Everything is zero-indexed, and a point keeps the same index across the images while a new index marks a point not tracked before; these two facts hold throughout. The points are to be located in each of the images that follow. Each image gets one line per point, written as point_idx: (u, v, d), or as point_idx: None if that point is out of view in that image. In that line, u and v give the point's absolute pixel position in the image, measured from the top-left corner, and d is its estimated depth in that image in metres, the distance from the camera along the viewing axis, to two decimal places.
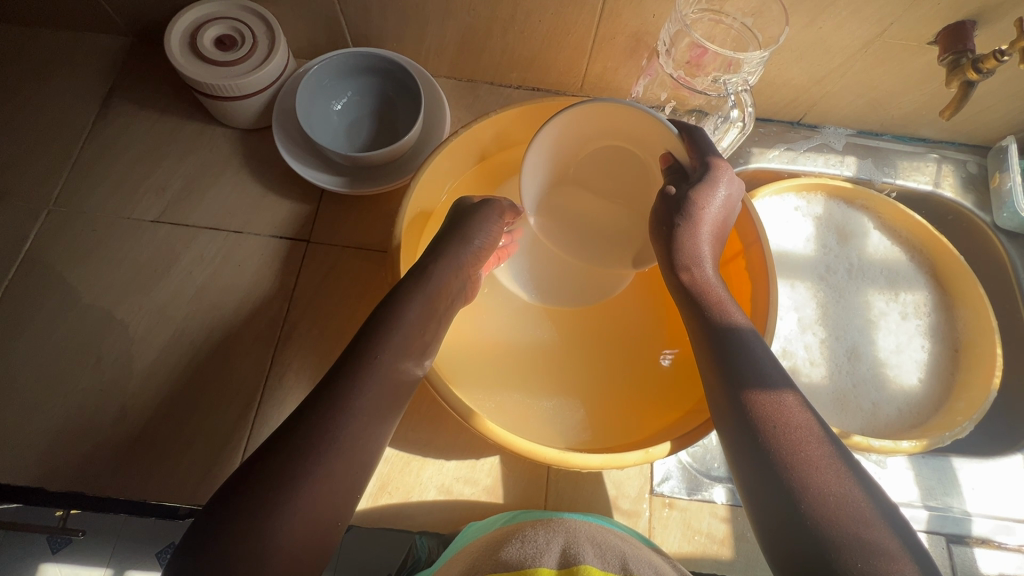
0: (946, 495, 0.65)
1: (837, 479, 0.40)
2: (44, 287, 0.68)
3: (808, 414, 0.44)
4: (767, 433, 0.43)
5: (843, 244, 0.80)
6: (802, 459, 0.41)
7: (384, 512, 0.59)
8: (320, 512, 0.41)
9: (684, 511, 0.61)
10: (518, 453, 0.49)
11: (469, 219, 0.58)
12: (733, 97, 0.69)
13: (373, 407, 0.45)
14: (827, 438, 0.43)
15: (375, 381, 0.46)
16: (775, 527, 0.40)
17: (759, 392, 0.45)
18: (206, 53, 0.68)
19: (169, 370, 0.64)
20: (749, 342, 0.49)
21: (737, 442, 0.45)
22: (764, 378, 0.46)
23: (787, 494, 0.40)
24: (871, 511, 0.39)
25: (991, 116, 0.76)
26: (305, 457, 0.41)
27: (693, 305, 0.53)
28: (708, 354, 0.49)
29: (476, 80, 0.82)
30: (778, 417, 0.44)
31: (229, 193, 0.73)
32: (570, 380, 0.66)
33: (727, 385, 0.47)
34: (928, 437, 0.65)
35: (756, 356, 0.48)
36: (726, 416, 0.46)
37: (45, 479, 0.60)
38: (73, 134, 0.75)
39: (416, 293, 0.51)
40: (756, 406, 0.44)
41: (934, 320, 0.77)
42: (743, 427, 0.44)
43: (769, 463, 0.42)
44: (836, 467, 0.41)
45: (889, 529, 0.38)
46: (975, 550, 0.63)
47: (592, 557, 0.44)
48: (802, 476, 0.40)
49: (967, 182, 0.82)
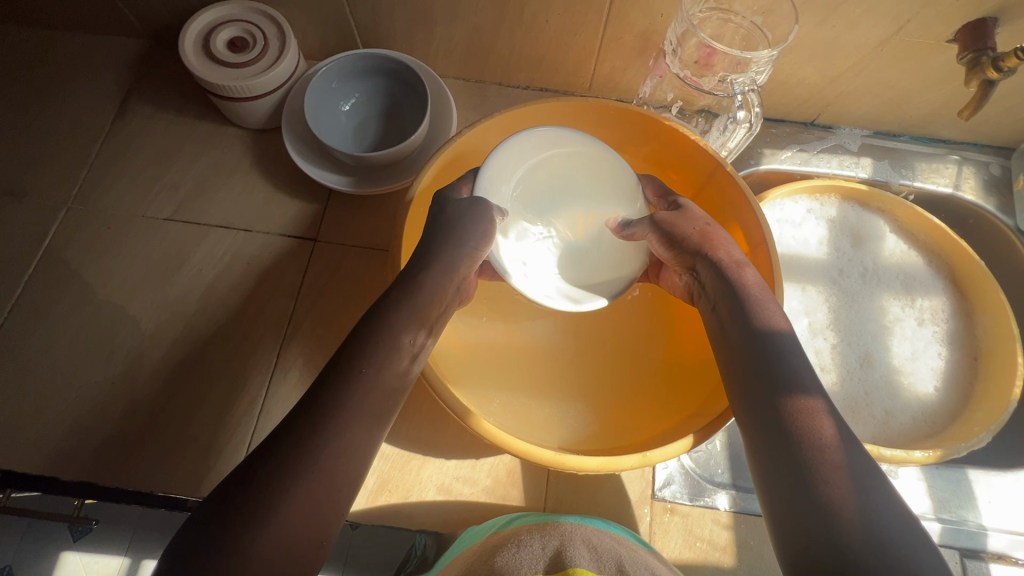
0: (960, 508, 0.63)
1: (866, 497, 0.37)
2: (59, 281, 0.69)
3: (835, 425, 0.41)
4: (800, 439, 0.41)
5: (857, 248, 0.79)
6: (836, 466, 0.39)
7: (383, 510, 0.60)
8: (308, 519, 0.38)
9: (686, 517, 0.60)
10: (518, 454, 0.48)
11: (469, 218, 0.54)
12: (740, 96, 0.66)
13: (359, 416, 0.42)
14: (857, 454, 0.40)
15: (373, 384, 0.44)
16: (800, 540, 0.37)
17: (796, 398, 0.43)
18: (218, 55, 0.69)
19: (178, 366, 0.66)
20: (785, 348, 0.46)
21: (763, 449, 0.42)
22: (799, 384, 0.43)
23: (816, 503, 0.38)
24: (897, 532, 0.36)
25: (1015, 116, 0.74)
26: (299, 459, 0.38)
27: (737, 308, 0.50)
28: (750, 358, 0.47)
29: (485, 80, 0.82)
30: (814, 423, 0.41)
31: (240, 193, 0.74)
32: (570, 384, 0.66)
33: (768, 388, 0.44)
34: (944, 448, 0.64)
35: (791, 359, 0.45)
36: (757, 420, 0.44)
37: (59, 471, 0.61)
38: (92, 134, 0.77)
39: (408, 299, 0.49)
40: (790, 411, 0.42)
41: (952, 327, 0.75)
42: (777, 431, 0.42)
43: (802, 472, 0.39)
44: (865, 485, 0.38)
45: (912, 553, 0.35)
46: (992, 566, 0.60)
47: (590, 563, 0.43)
48: (836, 482, 0.38)
49: (988, 184, 0.79)
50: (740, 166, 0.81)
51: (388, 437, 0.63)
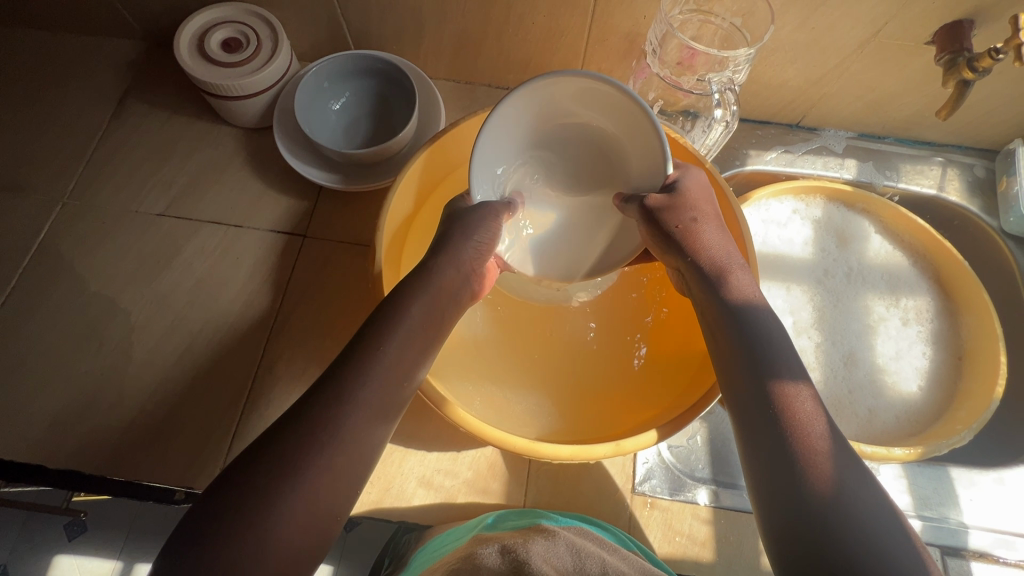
0: (942, 505, 0.62)
1: (842, 479, 0.39)
2: (52, 274, 0.70)
3: (817, 408, 0.42)
4: (782, 423, 0.42)
5: (842, 248, 0.80)
6: (814, 449, 0.40)
7: (365, 501, 0.60)
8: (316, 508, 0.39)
9: (666, 511, 0.60)
10: (494, 444, 0.49)
11: (470, 219, 0.55)
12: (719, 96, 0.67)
13: (374, 406, 0.43)
14: (836, 436, 0.41)
15: (381, 373, 0.44)
16: (779, 519, 0.39)
17: (779, 381, 0.43)
18: (212, 55, 0.71)
19: (166, 357, 0.67)
20: (766, 327, 0.47)
21: (748, 432, 0.43)
22: (777, 364, 0.44)
23: (795, 485, 0.39)
24: (872, 508, 0.38)
25: (998, 118, 0.75)
26: (305, 453, 0.39)
27: (719, 310, 0.49)
28: (730, 340, 0.47)
29: (474, 82, 0.84)
30: (799, 409, 0.42)
31: (232, 190, 0.76)
32: (551, 380, 0.66)
33: (749, 370, 0.45)
34: (925, 445, 0.64)
35: (771, 339, 0.46)
36: (741, 404, 0.45)
37: (48, 460, 0.62)
38: (89, 132, 0.79)
39: (421, 292, 0.50)
40: (773, 394, 0.43)
41: (937, 327, 0.75)
42: (760, 414, 0.43)
43: (787, 457, 0.40)
44: (843, 467, 0.40)
45: (884, 529, 0.37)
46: (974, 564, 0.60)
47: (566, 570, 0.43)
48: (820, 467, 0.39)
49: (972, 186, 0.80)
50: (725, 167, 0.82)
51: None
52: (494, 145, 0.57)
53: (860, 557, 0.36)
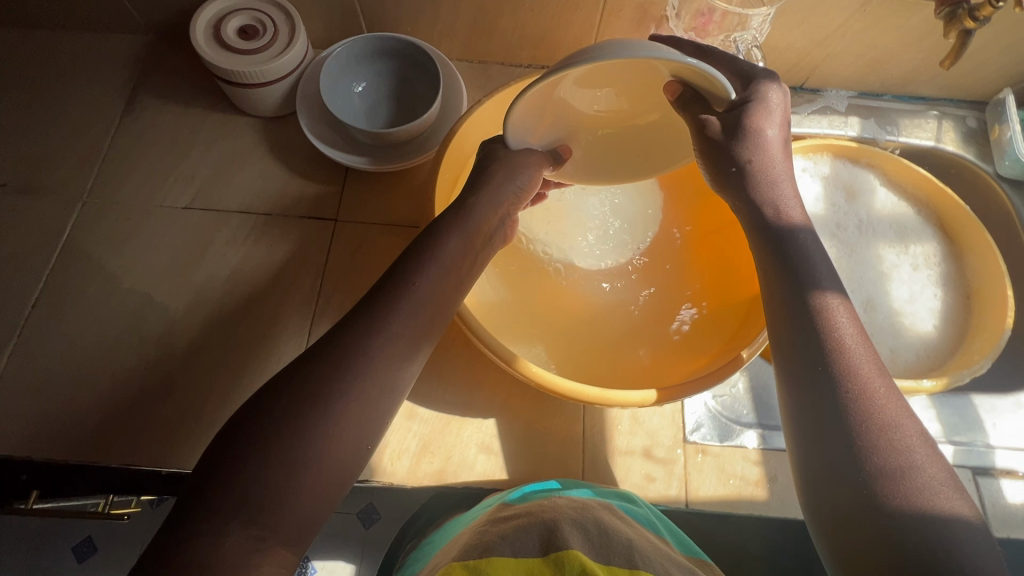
0: (969, 430, 0.67)
1: (873, 379, 0.45)
2: (83, 274, 0.69)
3: (852, 319, 0.48)
4: (821, 327, 0.48)
5: (851, 201, 0.84)
6: (848, 351, 0.46)
7: (428, 471, 0.61)
8: (347, 435, 0.44)
9: (717, 457, 0.63)
10: (566, 395, 0.52)
11: (503, 167, 0.58)
12: (745, 50, 0.72)
13: (404, 335, 0.49)
14: (868, 344, 0.47)
15: (412, 309, 0.49)
16: (810, 407, 0.46)
17: (819, 294, 0.49)
18: (230, 42, 0.70)
19: (209, 348, 0.66)
20: (806, 244, 0.52)
21: (789, 333, 0.49)
22: (817, 280, 0.50)
23: (827, 378, 0.46)
24: (893, 405, 0.44)
25: (988, 69, 0.79)
26: (338, 382, 0.44)
27: (762, 236, 0.53)
28: (769, 254, 0.53)
29: (488, 61, 0.84)
30: (838, 319, 0.48)
31: (258, 179, 0.75)
32: (595, 342, 0.69)
33: (789, 281, 0.51)
34: (949, 376, 0.68)
35: (811, 257, 0.51)
36: (783, 313, 0.50)
37: (99, 457, 0.61)
38: (102, 130, 0.77)
39: (455, 228, 0.54)
40: (814, 303, 0.49)
41: (945, 270, 0.80)
42: (800, 319, 0.49)
43: (820, 355, 0.47)
44: (873, 370, 0.46)
45: (904, 420, 0.43)
46: (1003, 482, 0.64)
47: (586, 548, 0.42)
48: (851, 365, 0.46)
49: (967, 136, 0.84)
50: None
51: (425, 402, 0.64)
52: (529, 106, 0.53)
53: (873, 437, 0.42)
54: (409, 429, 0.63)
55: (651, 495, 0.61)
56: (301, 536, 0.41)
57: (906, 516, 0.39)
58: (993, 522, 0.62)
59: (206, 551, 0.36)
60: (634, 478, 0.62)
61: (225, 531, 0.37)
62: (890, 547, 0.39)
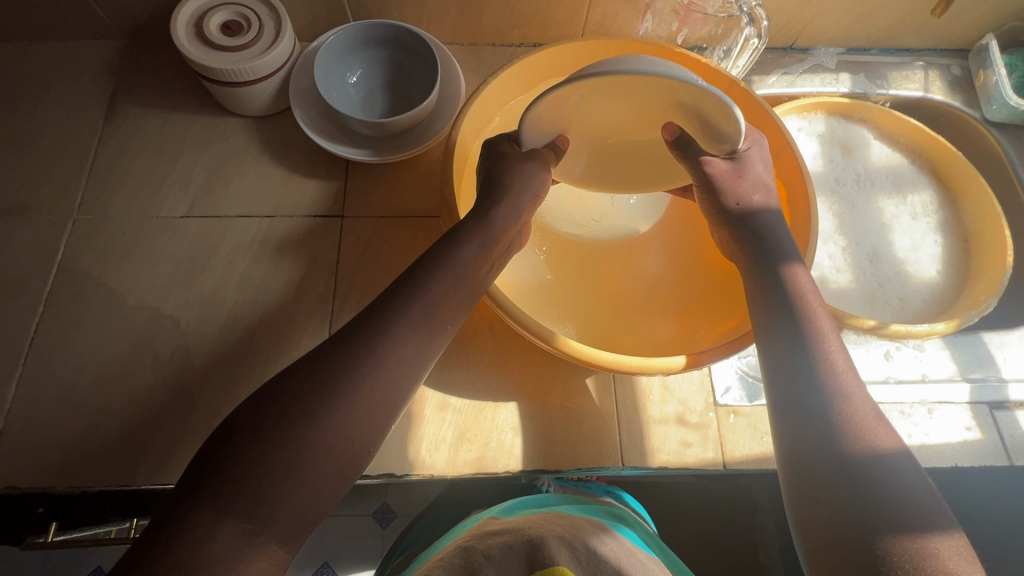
0: (981, 368, 0.70)
1: (834, 344, 0.48)
2: (84, 294, 0.66)
3: (816, 289, 0.52)
4: (790, 295, 0.51)
5: (848, 157, 0.85)
6: (812, 318, 0.50)
7: (467, 459, 0.61)
8: (351, 437, 0.43)
9: (749, 417, 0.64)
10: (607, 368, 0.53)
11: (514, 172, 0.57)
12: (748, 12, 0.73)
13: (416, 335, 0.48)
14: (830, 314, 0.51)
15: (423, 308, 0.49)
16: (778, 366, 0.49)
17: (787, 265, 0.53)
18: (213, 40, 0.67)
19: (225, 358, 0.64)
20: (772, 223, 0.56)
21: (760, 299, 0.53)
22: (785, 254, 0.54)
23: (793, 340, 0.49)
24: (850, 369, 0.47)
25: (971, 16, 0.81)
26: (349, 381, 0.43)
27: (743, 233, 0.56)
28: (739, 235, 0.57)
29: (478, 42, 0.83)
30: (812, 293, 0.51)
31: (256, 181, 0.73)
32: (622, 313, 0.69)
33: (762, 256, 0.54)
34: (958, 317, 0.71)
35: (779, 238, 0.55)
36: (756, 283, 0.54)
37: (127, 480, 0.59)
38: (84, 142, 0.73)
39: (474, 235, 0.54)
40: (783, 273, 0.52)
41: (943, 217, 0.82)
42: (769, 286, 0.53)
43: (789, 321, 0.50)
44: (834, 337, 0.49)
45: (858, 383, 0.46)
46: (1018, 413, 0.67)
47: (574, 566, 0.44)
48: (822, 333, 0.49)
49: (953, 84, 0.86)
50: None
51: (457, 392, 0.64)
52: (554, 109, 0.54)
53: (831, 398, 0.45)
54: (443, 420, 0.62)
55: (689, 460, 0.62)
56: (295, 537, 0.40)
57: (858, 468, 0.42)
58: (1014, 452, 0.65)
59: (196, 545, 0.36)
60: (671, 445, 0.62)
61: (217, 525, 0.37)
62: (850, 494, 0.42)
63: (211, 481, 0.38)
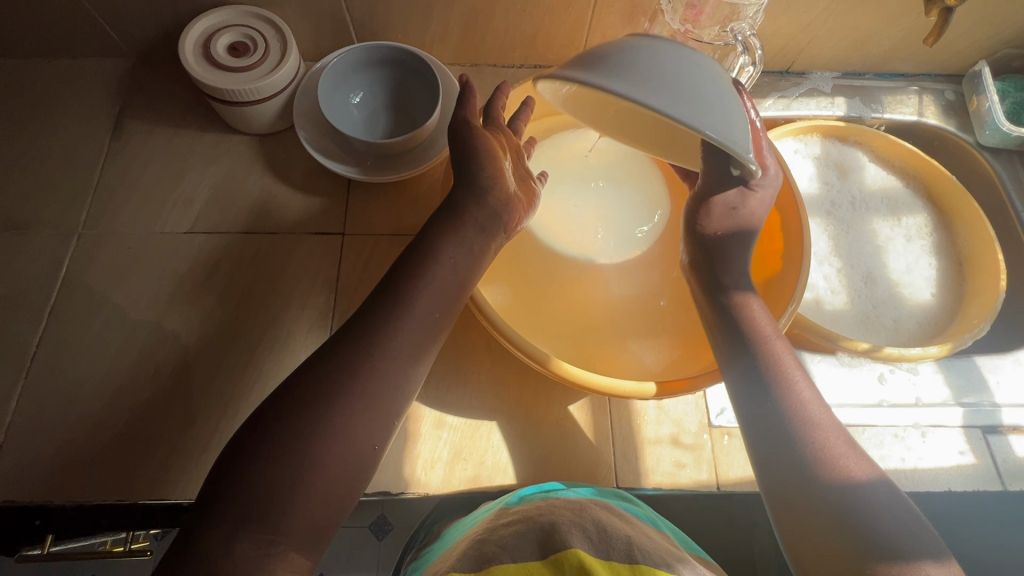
0: (975, 392, 0.70)
1: (794, 372, 0.49)
2: (87, 308, 0.67)
3: (769, 317, 0.54)
4: (746, 328, 0.53)
5: (843, 179, 0.86)
6: (771, 348, 0.51)
7: (462, 478, 0.61)
8: (355, 449, 0.44)
9: (744, 438, 0.64)
10: (601, 391, 0.54)
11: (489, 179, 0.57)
12: (742, 40, 0.71)
13: (413, 340, 0.48)
14: (786, 341, 0.52)
15: (415, 317, 0.49)
16: (744, 400, 0.50)
17: (738, 297, 0.55)
18: (220, 60, 0.69)
19: (225, 374, 0.65)
20: (726, 249, 0.59)
21: (720, 334, 0.54)
22: (734, 286, 0.56)
23: (755, 371, 0.50)
24: (811, 394, 0.48)
25: (964, 44, 0.83)
26: (349, 391, 0.44)
27: (705, 260, 0.60)
28: (696, 265, 0.61)
29: (480, 63, 0.84)
30: (764, 322, 0.53)
31: (259, 198, 0.74)
32: (615, 334, 0.70)
33: (712, 293, 0.57)
34: (952, 341, 0.71)
35: (728, 269, 0.58)
36: (713, 320, 0.56)
37: (126, 495, 0.60)
38: (91, 158, 0.75)
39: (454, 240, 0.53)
40: (735, 306, 0.55)
41: (936, 239, 0.83)
42: (727, 321, 0.54)
43: (747, 352, 0.51)
44: (793, 364, 0.50)
45: (821, 407, 0.48)
46: (1011, 437, 0.67)
47: (587, 547, 0.45)
48: (779, 361, 0.50)
49: (947, 108, 0.88)
50: None
51: (454, 410, 0.64)
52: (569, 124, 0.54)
53: (799, 426, 0.46)
54: (439, 438, 0.63)
55: (683, 481, 0.62)
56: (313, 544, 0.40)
57: (837, 495, 0.43)
58: (1006, 477, 0.65)
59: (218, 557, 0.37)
60: (665, 466, 0.63)
61: (234, 540, 0.38)
62: (829, 526, 0.43)
63: (214, 504, 0.39)
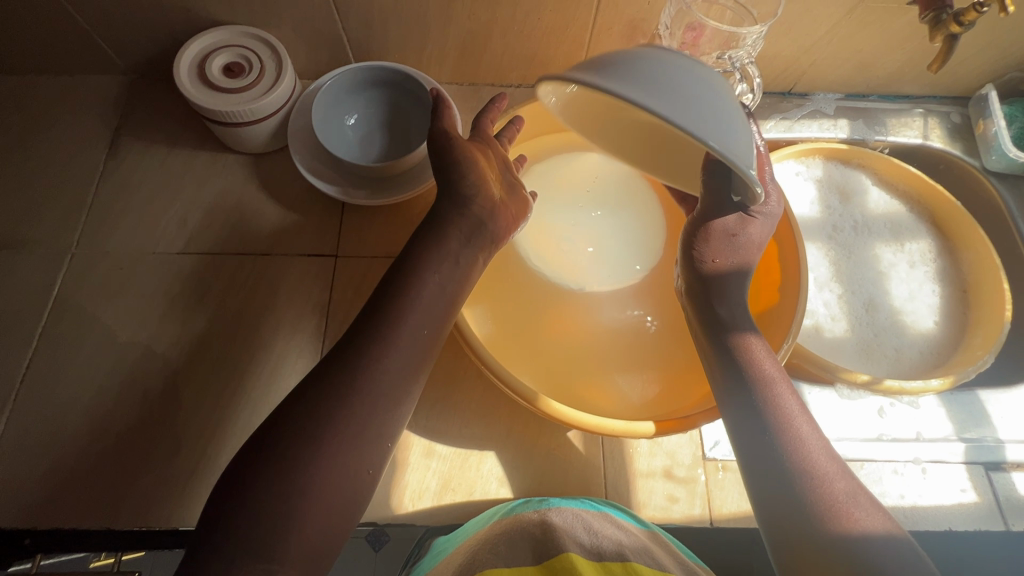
0: (978, 426, 0.69)
1: (800, 420, 0.48)
2: (79, 329, 0.67)
3: (773, 361, 0.52)
4: (749, 371, 0.52)
5: (845, 203, 0.84)
6: (775, 394, 0.50)
7: (449, 509, 0.60)
8: (346, 485, 0.42)
9: (738, 472, 0.63)
10: (589, 430, 0.52)
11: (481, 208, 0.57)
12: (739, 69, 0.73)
13: (405, 370, 0.48)
14: (792, 387, 0.51)
15: (406, 347, 0.48)
16: (747, 447, 0.49)
17: (740, 339, 0.54)
18: (215, 82, 0.69)
19: (214, 397, 0.64)
20: (724, 284, 0.59)
21: (722, 377, 0.53)
22: (735, 325, 0.56)
23: (757, 418, 0.49)
24: (817, 443, 0.47)
25: (970, 67, 0.81)
26: (342, 425, 0.43)
27: (702, 296, 0.59)
28: (695, 302, 0.60)
29: (478, 83, 0.84)
30: (768, 366, 0.52)
31: (253, 218, 0.73)
32: (608, 364, 0.69)
33: (714, 332, 0.56)
34: (954, 374, 0.70)
35: (727, 309, 0.57)
36: (716, 362, 0.55)
37: (111, 520, 0.59)
38: (86, 176, 0.74)
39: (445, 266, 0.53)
40: (737, 349, 0.54)
41: (940, 265, 0.81)
42: (729, 364, 0.53)
43: (749, 397, 0.50)
44: (799, 411, 0.49)
45: (828, 458, 0.46)
46: (1013, 474, 0.66)
47: (580, 551, 0.49)
48: (783, 408, 0.49)
49: (953, 131, 0.86)
50: None
51: (444, 439, 0.63)
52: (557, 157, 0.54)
53: (805, 477, 0.45)
54: (428, 467, 0.62)
55: (675, 516, 0.61)
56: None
57: (844, 551, 0.41)
58: (1009, 515, 0.63)
59: None
60: (657, 500, 0.62)
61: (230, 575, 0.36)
62: None
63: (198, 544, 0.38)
